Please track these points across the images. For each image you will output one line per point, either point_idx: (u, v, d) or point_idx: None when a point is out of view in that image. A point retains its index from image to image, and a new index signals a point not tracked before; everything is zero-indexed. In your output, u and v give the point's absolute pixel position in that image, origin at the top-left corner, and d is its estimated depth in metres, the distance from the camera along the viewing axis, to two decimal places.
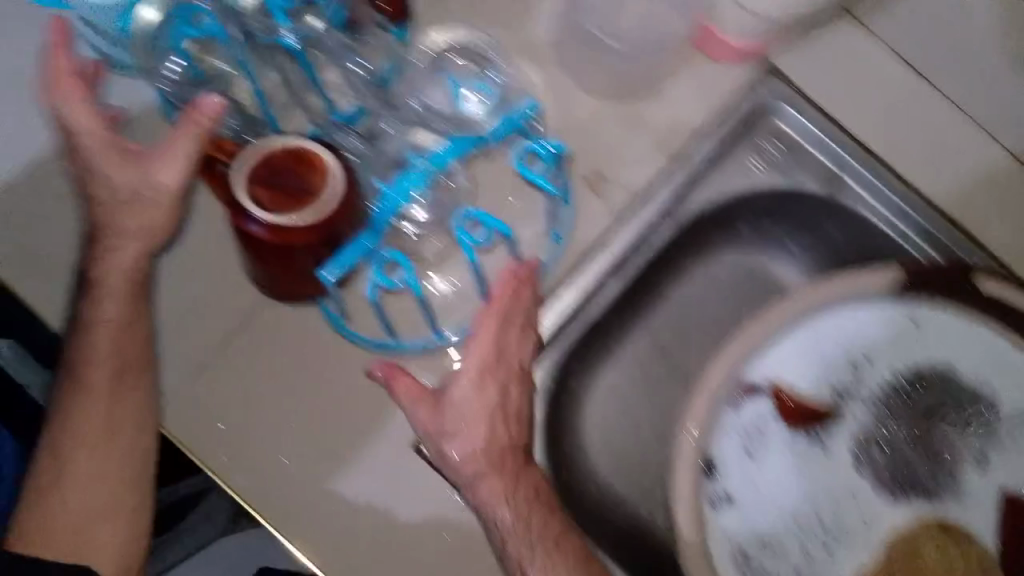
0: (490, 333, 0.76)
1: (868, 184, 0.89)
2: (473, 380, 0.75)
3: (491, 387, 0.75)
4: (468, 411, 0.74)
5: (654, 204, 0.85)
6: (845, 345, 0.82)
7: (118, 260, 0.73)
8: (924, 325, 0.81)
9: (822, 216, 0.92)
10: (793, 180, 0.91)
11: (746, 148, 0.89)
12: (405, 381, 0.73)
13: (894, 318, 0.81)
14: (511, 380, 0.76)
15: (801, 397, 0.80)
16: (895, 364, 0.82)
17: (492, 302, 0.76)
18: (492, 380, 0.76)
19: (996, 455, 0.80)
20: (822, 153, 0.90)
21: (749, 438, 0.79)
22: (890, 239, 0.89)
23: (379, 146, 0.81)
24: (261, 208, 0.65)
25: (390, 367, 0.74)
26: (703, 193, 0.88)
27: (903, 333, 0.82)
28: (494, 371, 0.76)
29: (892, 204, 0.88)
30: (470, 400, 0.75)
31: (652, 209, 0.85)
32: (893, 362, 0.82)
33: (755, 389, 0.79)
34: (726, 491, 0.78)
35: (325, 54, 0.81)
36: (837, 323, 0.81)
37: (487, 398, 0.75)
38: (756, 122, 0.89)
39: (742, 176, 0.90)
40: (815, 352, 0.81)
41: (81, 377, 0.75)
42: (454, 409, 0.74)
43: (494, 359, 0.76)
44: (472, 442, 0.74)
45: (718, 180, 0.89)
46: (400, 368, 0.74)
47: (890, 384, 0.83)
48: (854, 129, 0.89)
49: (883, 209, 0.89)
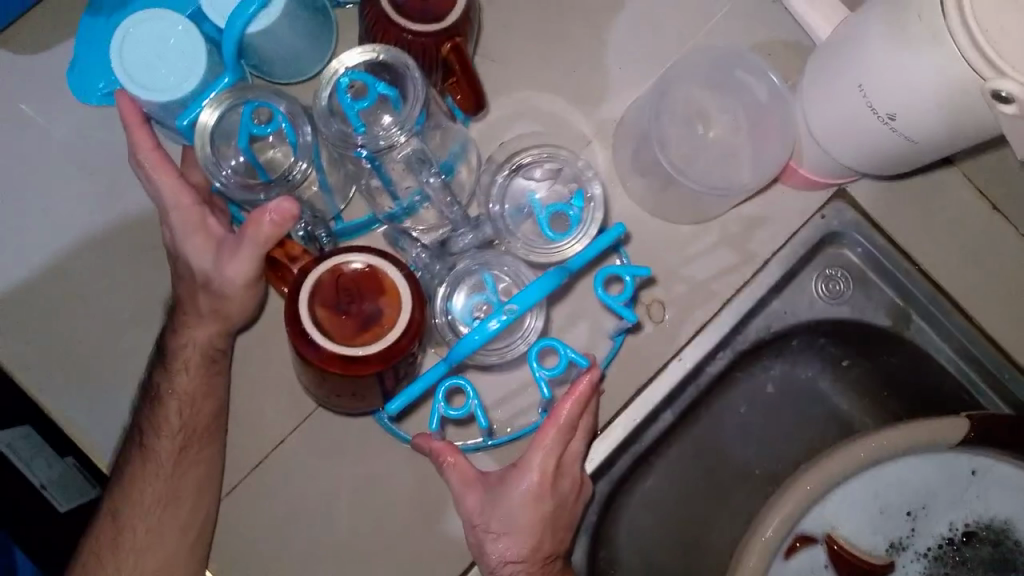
0: (541, 454, 0.70)
1: (937, 326, 0.83)
2: (520, 492, 0.71)
3: (537, 502, 0.71)
4: (515, 523, 0.71)
5: (715, 334, 0.81)
6: (904, 497, 0.79)
7: (200, 337, 0.74)
8: (983, 475, 0.79)
9: (888, 348, 0.86)
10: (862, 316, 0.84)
11: (816, 279, 0.84)
12: (456, 467, 0.72)
13: (955, 465, 0.79)
14: (558, 492, 0.72)
15: (857, 550, 0.78)
16: (952, 513, 0.80)
17: (549, 424, 0.69)
18: (539, 497, 0.71)
19: None
20: (888, 284, 0.84)
21: None
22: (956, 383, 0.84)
23: (455, 269, 0.71)
24: (324, 334, 0.57)
25: (445, 450, 0.72)
26: (766, 322, 0.83)
27: (966, 482, 0.80)
28: (543, 487, 0.71)
29: (961, 350, 0.83)
30: (515, 512, 0.71)
31: (713, 340, 0.81)
32: (952, 514, 0.80)
33: (808, 538, 0.77)
34: None
35: (403, 170, 0.72)
36: (896, 476, 0.79)
37: (533, 511, 0.71)
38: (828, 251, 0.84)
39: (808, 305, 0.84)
40: (871, 504, 0.79)
41: (138, 450, 0.74)
42: (502, 511, 0.71)
43: (543, 475, 0.70)
44: (513, 549, 0.71)
45: (782, 308, 0.83)
46: (453, 450, 0.72)
47: (947, 539, 0.80)
48: (926, 264, 0.83)
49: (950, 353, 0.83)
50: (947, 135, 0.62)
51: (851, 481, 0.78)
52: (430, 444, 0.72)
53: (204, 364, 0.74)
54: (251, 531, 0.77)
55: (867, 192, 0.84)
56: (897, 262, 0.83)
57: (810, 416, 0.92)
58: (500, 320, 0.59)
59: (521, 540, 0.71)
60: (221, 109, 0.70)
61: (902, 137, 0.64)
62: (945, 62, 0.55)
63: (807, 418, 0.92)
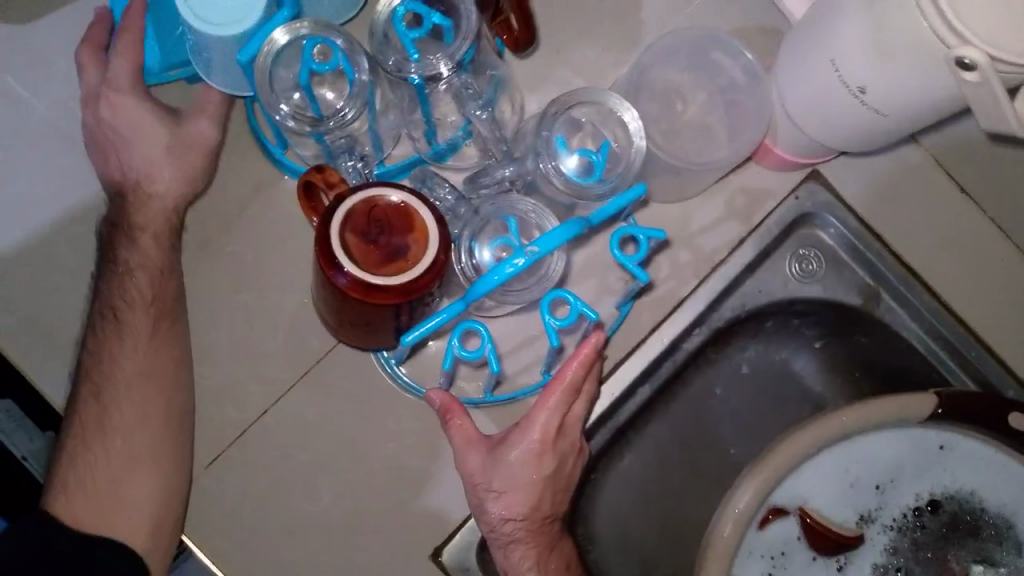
0: (547, 415, 0.72)
1: (906, 303, 0.86)
2: (524, 451, 0.73)
3: (539, 461, 0.73)
4: (519, 482, 0.73)
5: (687, 309, 0.83)
6: (876, 468, 0.81)
7: (167, 203, 0.78)
8: (953, 450, 0.81)
9: (855, 325, 0.88)
10: (831, 294, 0.86)
11: (785, 256, 0.86)
12: (462, 425, 0.74)
13: (925, 441, 0.81)
14: (561, 454, 0.74)
15: (832, 523, 0.80)
16: (926, 487, 0.83)
17: (556, 384, 0.71)
18: (541, 459, 0.73)
19: None
20: (860, 266, 0.86)
21: (774, 561, 0.79)
22: (916, 359, 0.86)
23: (479, 213, 0.66)
24: (352, 261, 0.57)
25: (449, 403, 0.74)
26: (739, 299, 0.85)
27: (935, 457, 0.82)
28: (547, 448, 0.73)
29: (931, 330, 0.85)
30: (519, 472, 0.73)
31: (688, 314, 0.82)
32: (918, 487, 0.83)
33: (783, 510, 0.79)
34: None
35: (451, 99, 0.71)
36: (867, 449, 0.81)
37: (535, 471, 0.73)
38: (799, 229, 0.86)
39: (778, 285, 0.85)
40: (844, 478, 0.81)
41: (125, 326, 0.75)
42: (503, 470, 0.73)
43: (547, 437, 0.73)
44: (514, 506, 0.73)
45: (755, 283, 0.85)
46: (460, 409, 0.74)
47: (911, 508, 0.83)
48: (897, 246, 0.85)
49: (914, 329, 0.86)
50: (916, 108, 0.64)
51: (822, 454, 0.80)
52: (439, 399, 0.74)
53: (165, 245, 0.78)
54: (234, 493, 0.77)
55: (839, 175, 0.86)
56: (869, 245, 0.85)
57: (785, 397, 0.93)
58: (521, 261, 0.57)
59: (523, 500, 0.73)
60: (293, 35, 0.65)
61: (873, 109, 0.66)
62: (911, 32, 0.57)
63: (782, 398, 0.93)
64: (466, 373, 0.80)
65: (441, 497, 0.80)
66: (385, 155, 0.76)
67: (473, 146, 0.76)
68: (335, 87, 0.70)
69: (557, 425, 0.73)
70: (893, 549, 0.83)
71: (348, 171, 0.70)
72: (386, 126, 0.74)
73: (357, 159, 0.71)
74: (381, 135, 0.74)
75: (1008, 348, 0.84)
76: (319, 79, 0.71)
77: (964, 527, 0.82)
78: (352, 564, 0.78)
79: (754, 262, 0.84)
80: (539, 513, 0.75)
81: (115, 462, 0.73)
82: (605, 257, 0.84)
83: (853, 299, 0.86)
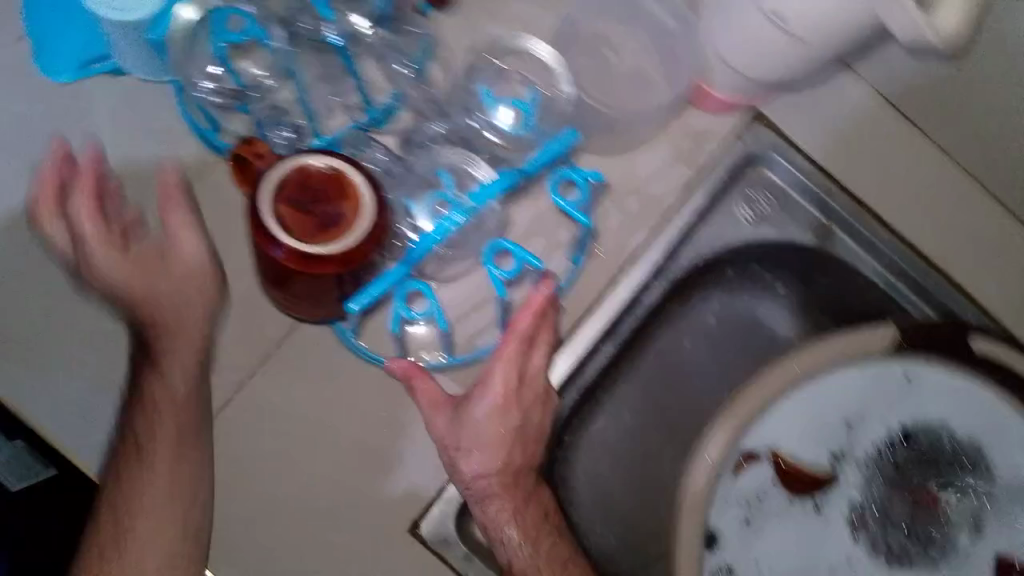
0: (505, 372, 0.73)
1: (860, 238, 0.86)
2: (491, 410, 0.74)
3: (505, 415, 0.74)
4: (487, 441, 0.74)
5: (641, 259, 0.82)
6: (840, 406, 0.81)
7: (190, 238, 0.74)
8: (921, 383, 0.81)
9: (811, 265, 0.89)
10: (784, 233, 0.87)
11: (732, 199, 0.86)
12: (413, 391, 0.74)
13: (887, 375, 0.81)
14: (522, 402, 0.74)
15: (801, 462, 0.80)
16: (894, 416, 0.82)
17: (509, 332, 0.73)
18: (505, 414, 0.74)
19: (987, 512, 0.80)
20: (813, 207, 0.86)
21: (748, 505, 0.79)
22: (872, 292, 0.87)
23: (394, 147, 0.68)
24: (286, 234, 0.57)
25: (411, 371, 0.74)
26: (691, 247, 0.85)
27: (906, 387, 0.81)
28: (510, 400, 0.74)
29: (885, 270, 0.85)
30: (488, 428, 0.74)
31: (642, 264, 0.82)
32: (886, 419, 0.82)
33: (752, 453, 0.79)
34: (723, 564, 0.78)
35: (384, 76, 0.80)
36: (828, 388, 0.81)
37: (505, 429, 0.74)
38: (745, 171, 0.86)
39: (728, 230, 0.86)
40: (809, 421, 0.81)
41: (166, 386, 0.73)
42: (471, 424, 0.74)
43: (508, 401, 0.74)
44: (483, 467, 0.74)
45: (708, 230, 0.85)
46: (425, 374, 0.74)
47: (880, 445, 0.82)
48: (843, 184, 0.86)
49: (869, 262, 0.86)
50: (834, 30, 0.64)
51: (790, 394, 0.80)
52: (400, 366, 0.74)
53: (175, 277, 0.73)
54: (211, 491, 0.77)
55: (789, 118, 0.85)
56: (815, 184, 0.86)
57: (750, 348, 0.92)
58: None
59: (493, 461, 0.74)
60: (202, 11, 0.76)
61: (794, 38, 0.67)
62: None
63: (748, 348, 0.92)
64: (420, 340, 0.80)
65: (414, 476, 0.79)
66: (330, 121, 0.80)
67: (408, 113, 0.80)
68: (256, 58, 0.80)
69: (518, 375, 0.74)
70: (866, 490, 0.82)
71: (279, 142, 0.77)
72: (315, 93, 0.80)
73: (285, 130, 0.78)
74: (310, 93, 0.79)
75: (971, 273, 0.83)
76: (240, 52, 0.80)
77: (947, 456, 0.81)
78: (330, 548, 0.78)
79: (703, 208, 0.84)
80: (511, 462, 0.75)
81: (159, 496, 0.72)
82: (549, 208, 0.82)
83: (804, 237, 0.87)
